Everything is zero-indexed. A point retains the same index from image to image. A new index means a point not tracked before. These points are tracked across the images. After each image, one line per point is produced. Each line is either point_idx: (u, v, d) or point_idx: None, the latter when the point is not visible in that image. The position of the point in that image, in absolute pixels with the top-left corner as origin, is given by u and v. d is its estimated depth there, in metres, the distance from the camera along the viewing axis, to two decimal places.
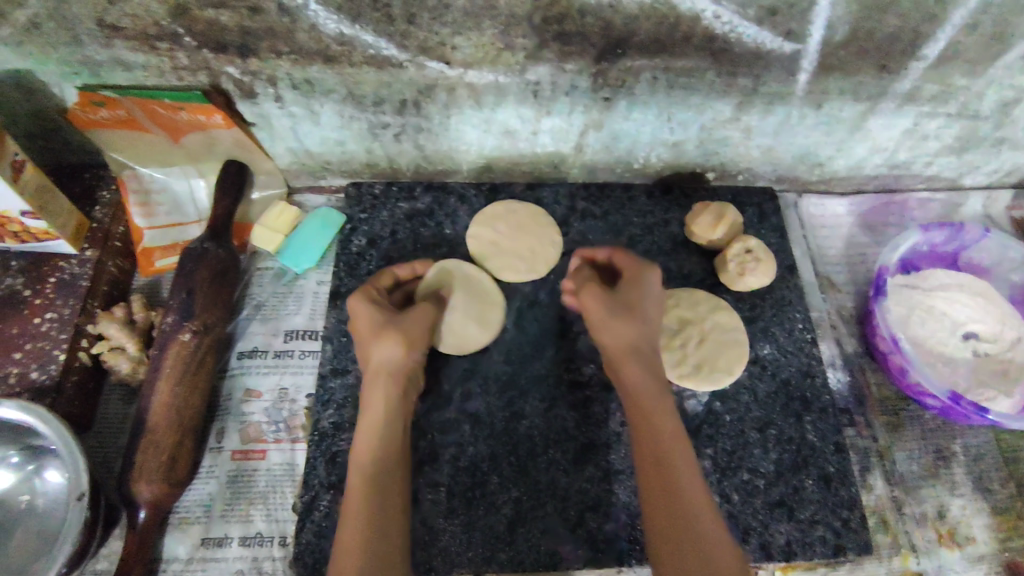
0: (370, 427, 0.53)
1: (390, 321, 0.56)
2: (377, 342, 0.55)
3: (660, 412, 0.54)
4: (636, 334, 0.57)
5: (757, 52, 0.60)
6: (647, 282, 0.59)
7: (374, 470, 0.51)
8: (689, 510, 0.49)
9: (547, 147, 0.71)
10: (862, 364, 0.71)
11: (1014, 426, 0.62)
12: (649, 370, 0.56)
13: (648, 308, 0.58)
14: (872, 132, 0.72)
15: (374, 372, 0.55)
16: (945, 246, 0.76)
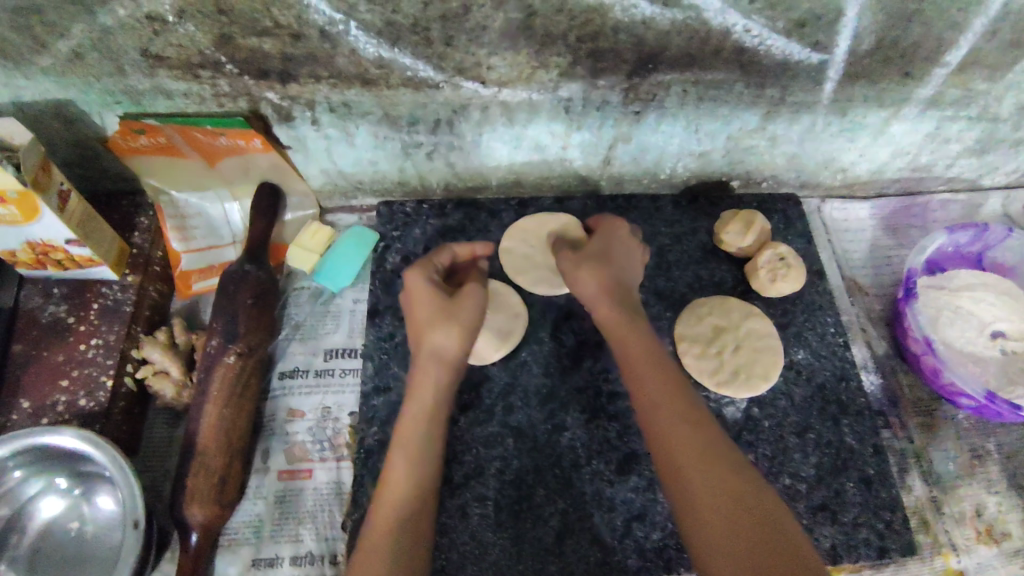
0: (409, 421, 0.54)
1: (452, 309, 0.57)
2: (437, 330, 0.56)
3: (668, 390, 0.52)
4: (606, 280, 0.58)
5: (785, 63, 0.62)
6: (615, 236, 0.63)
7: (409, 472, 0.51)
8: (721, 495, 0.46)
9: (576, 161, 0.73)
10: (893, 366, 0.72)
11: None
12: (638, 332, 0.56)
13: (615, 257, 0.61)
14: (895, 137, 0.73)
15: (427, 359, 0.56)
16: (969, 246, 0.77)
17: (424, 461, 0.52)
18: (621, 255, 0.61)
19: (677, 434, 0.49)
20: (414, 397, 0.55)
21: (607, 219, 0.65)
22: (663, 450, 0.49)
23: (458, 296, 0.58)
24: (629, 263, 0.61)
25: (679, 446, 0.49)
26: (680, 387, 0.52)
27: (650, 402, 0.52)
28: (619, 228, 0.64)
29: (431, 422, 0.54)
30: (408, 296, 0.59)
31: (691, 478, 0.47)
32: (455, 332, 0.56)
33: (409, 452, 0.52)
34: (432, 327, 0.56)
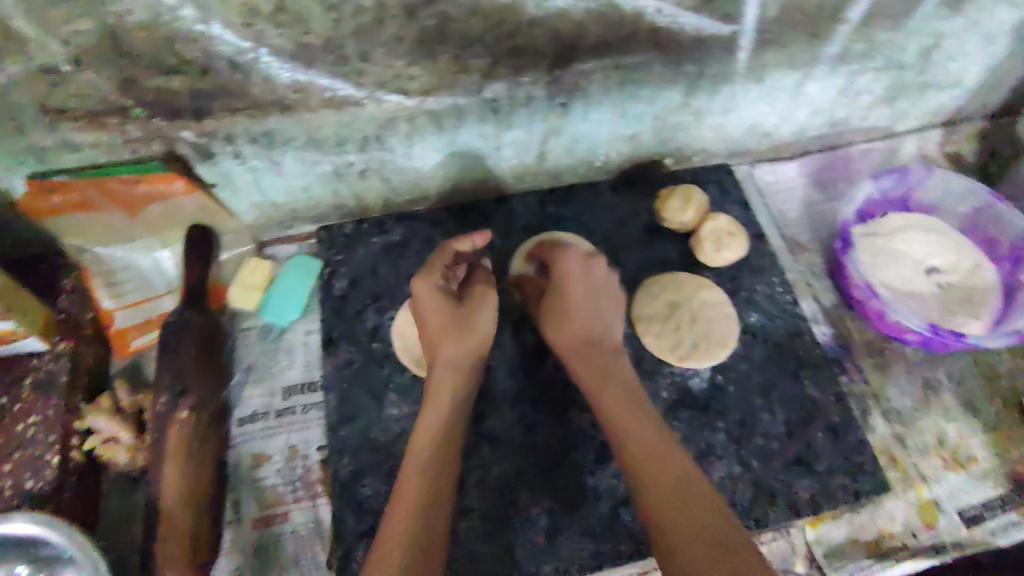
0: (426, 433, 0.55)
1: (464, 322, 0.58)
2: (450, 345, 0.57)
3: (646, 437, 0.54)
4: (574, 333, 0.60)
5: (699, 38, 0.63)
6: (569, 271, 0.61)
7: (426, 478, 0.52)
8: (702, 531, 0.48)
9: (511, 160, 0.72)
10: (842, 315, 0.75)
11: (992, 345, 0.66)
12: (612, 375, 0.58)
13: (577, 302, 0.60)
14: (811, 96, 0.76)
15: (444, 370, 0.57)
16: (895, 190, 0.80)
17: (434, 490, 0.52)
18: (582, 300, 0.60)
19: (662, 479, 0.51)
20: (429, 415, 0.56)
21: (558, 251, 0.62)
22: (649, 495, 0.51)
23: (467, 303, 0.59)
24: (592, 299, 0.61)
25: (661, 488, 0.51)
26: (659, 434, 0.54)
27: (629, 450, 0.54)
28: (573, 263, 0.61)
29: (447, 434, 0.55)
30: (418, 302, 0.60)
31: (678, 514, 0.49)
32: (468, 343, 0.58)
33: (428, 463, 0.53)
34: (449, 338, 0.57)
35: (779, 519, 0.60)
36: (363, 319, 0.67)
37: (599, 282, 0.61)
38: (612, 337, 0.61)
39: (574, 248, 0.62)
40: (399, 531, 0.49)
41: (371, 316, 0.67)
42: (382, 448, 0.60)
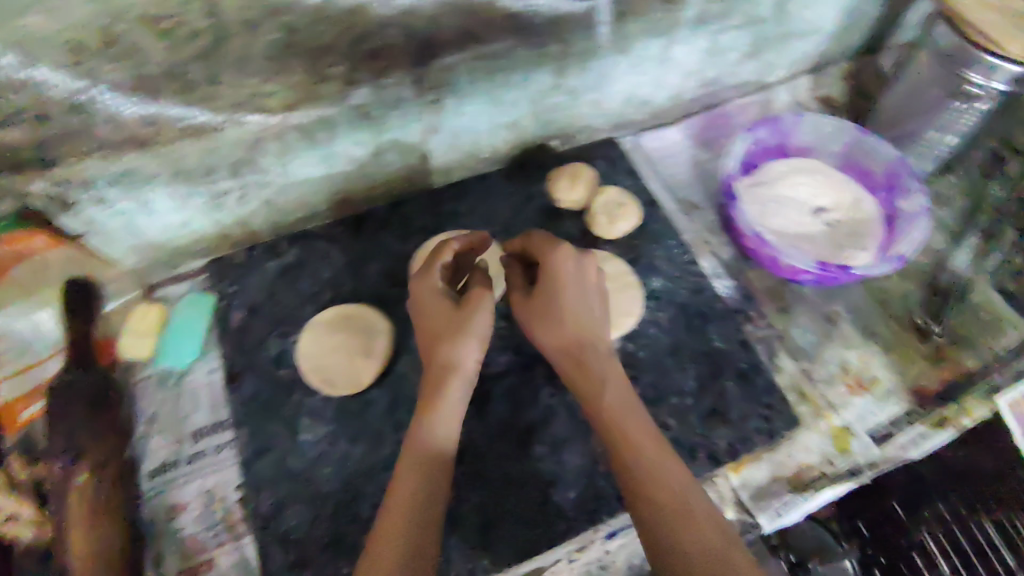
0: (432, 433, 0.51)
1: (464, 323, 0.55)
2: (450, 343, 0.54)
3: (652, 448, 0.51)
4: (565, 336, 0.57)
5: (556, 18, 0.64)
6: (565, 271, 0.58)
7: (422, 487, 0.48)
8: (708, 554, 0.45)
9: (395, 164, 0.72)
10: (742, 266, 0.77)
11: (876, 271, 0.70)
12: (608, 381, 0.55)
13: (570, 302, 0.58)
14: (680, 60, 0.78)
15: (437, 372, 0.54)
16: (771, 140, 0.84)
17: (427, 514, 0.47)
18: (575, 302, 0.58)
19: (661, 496, 0.48)
20: (433, 415, 0.52)
21: (547, 249, 0.59)
22: (649, 512, 0.48)
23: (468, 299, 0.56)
24: (583, 303, 0.58)
25: (663, 503, 0.48)
26: (661, 445, 0.52)
27: (631, 459, 0.51)
28: (566, 260, 0.58)
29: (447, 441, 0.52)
30: (419, 300, 0.57)
31: (687, 529, 0.46)
32: (469, 341, 0.54)
33: (427, 467, 0.50)
34: (453, 338, 0.54)
35: (702, 471, 0.62)
36: (266, 347, 0.65)
37: (589, 282, 0.59)
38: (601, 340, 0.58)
39: (566, 245, 0.59)
40: (391, 533, 0.45)
41: (275, 343, 0.65)
42: (301, 476, 0.59)
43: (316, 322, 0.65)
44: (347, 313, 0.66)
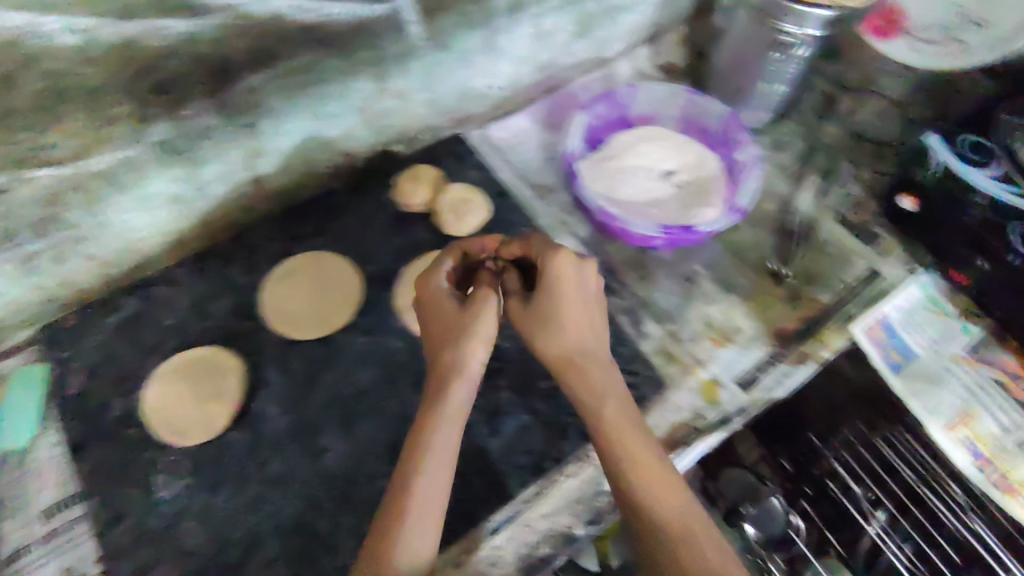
0: (435, 460, 0.52)
1: (470, 324, 0.56)
2: (455, 347, 0.56)
3: (654, 460, 0.55)
4: (566, 345, 0.58)
5: (358, 24, 0.62)
6: (569, 275, 0.58)
7: (427, 498, 0.51)
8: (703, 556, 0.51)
9: (226, 194, 0.69)
10: (599, 242, 0.80)
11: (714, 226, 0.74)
12: (614, 392, 0.57)
13: (572, 310, 0.58)
14: (507, 48, 0.78)
15: (444, 376, 0.55)
16: (612, 114, 0.87)
17: (434, 515, 0.51)
18: (577, 310, 0.58)
19: (664, 506, 0.53)
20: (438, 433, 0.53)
21: (546, 252, 0.59)
22: (653, 519, 0.53)
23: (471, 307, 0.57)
24: (586, 309, 0.58)
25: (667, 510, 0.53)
26: (663, 461, 0.56)
27: (639, 473, 0.55)
28: (566, 266, 0.58)
29: (449, 454, 0.53)
30: (426, 300, 0.59)
31: (689, 545, 0.52)
32: (473, 343, 0.56)
33: (431, 487, 0.52)
34: (459, 339, 0.56)
35: (575, 447, 0.64)
36: (112, 410, 0.63)
37: (592, 289, 0.59)
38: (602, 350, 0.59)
39: (568, 250, 0.58)
40: (395, 544, 0.49)
41: (120, 404, 0.63)
42: (162, 535, 0.57)
43: (160, 372, 0.64)
44: (191, 357, 0.65)
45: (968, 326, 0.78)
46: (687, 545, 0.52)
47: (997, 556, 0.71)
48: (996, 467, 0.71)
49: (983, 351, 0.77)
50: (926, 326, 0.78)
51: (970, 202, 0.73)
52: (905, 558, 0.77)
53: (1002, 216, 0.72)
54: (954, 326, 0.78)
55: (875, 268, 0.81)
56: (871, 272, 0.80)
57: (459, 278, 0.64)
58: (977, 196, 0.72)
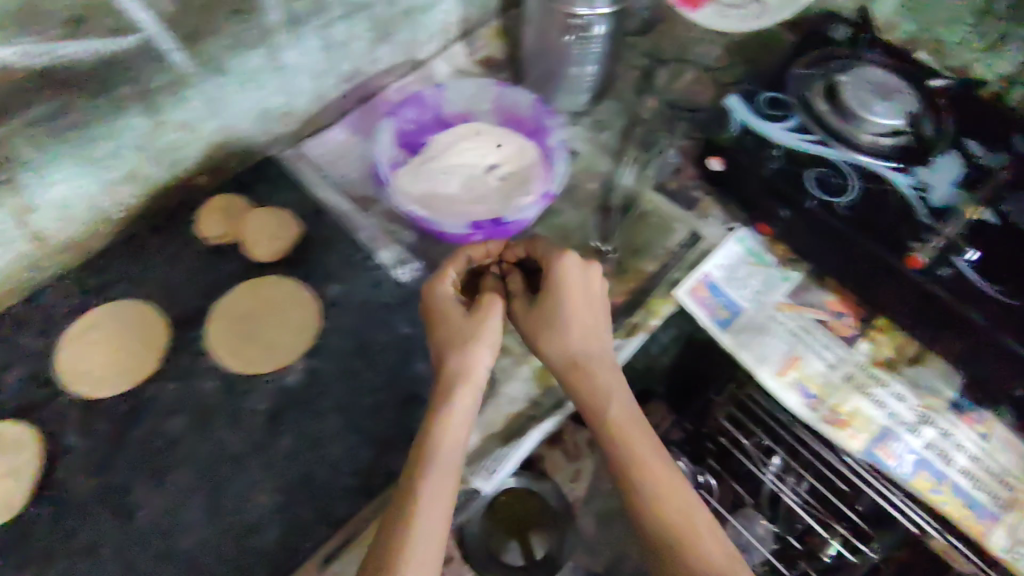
0: (437, 471, 0.58)
1: (477, 328, 0.65)
2: (461, 349, 0.64)
3: (650, 455, 0.64)
4: (571, 344, 0.67)
5: (106, 61, 0.60)
6: (571, 279, 0.68)
7: (431, 500, 0.57)
8: (700, 536, 0.60)
9: (5, 258, 0.65)
10: (425, 247, 0.80)
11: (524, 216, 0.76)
12: (610, 387, 0.66)
13: (577, 311, 0.67)
14: (298, 64, 0.76)
15: (456, 373, 0.63)
16: (425, 116, 0.87)
17: (439, 508, 0.57)
18: (581, 310, 0.67)
19: (669, 496, 0.62)
20: (442, 441, 0.60)
21: (553, 261, 0.69)
22: (661, 505, 0.62)
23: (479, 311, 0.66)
24: (590, 311, 0.68)
25: (671, 500, 0.62)
26: (665, 459, 0.64)
27: (646, 466, 0.63)
28: (572, 272, 0.68)
29: (453, 463, 0.59)
30: (433, 307, 0.67)
31: (685, 538, 0.60)
32: (479, 344, 0.64)
33: (436, 489, 0.57)
34: (466, 344, 0.64)
35: (406, 457, 0.63)
36: None
37: (597, 294, 0.69)
38: (603, 350, 0.68)
39: (574, 258, 0.69)
40: (409, 544, 0.55)
41: None
42: None
43: None
44: None
45: (788, 272, 0.83)
46: (684, 542, 0.60)
47: (890, 507, 0.76)
48: (827, 404, 0.75)
49: (802, 294, 0.82)
50: (750, 280, 0.82)
51: (767, 155, 0.80)
52: (799, 499, 0.86)
53: (794, 164, 0.79)
54: (775, 274, 0.82)
55: (695, 230, 0.84)
56: (692, 235, 0.84)
57: (465, 283, 0.74)
58: (774, 149, 0.80)
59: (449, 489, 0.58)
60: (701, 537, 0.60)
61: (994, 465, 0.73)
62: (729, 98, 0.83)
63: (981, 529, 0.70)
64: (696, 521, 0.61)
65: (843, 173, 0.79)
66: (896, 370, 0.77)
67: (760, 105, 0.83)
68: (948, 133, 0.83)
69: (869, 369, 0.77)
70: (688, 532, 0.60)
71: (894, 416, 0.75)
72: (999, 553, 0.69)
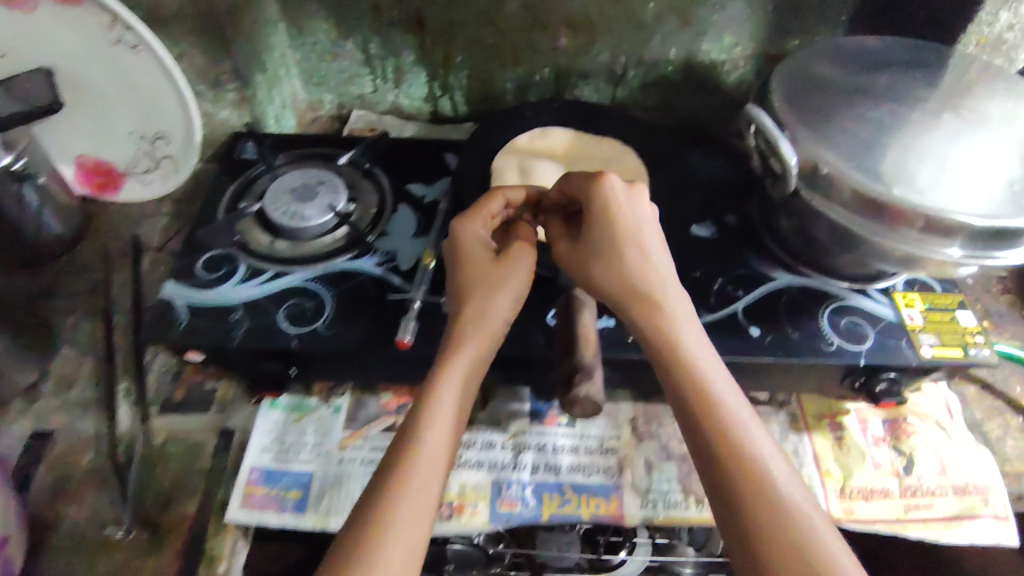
0: (435, 439, 0.58)
1: (502, 273, 0.68)
2: (485, 294, 0.66)
3: (712, 367, 0.60)
4: (624, 273, 0.64)
5: None
6: (613, 202, 0.67)
7: (429, 456, 0.56)
8: (757, 480, 0.53)
9: None
10: None
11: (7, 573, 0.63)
12: (664, 308, 0.63)
13: (627, 242, 0.66)
14: None
15: (473, 315, 0.65)
16: None
17: (429, 496, 0.55)
18: (631, 240, 0.66)
19: (724, 431, 0.56)
20: (445, 408, 0.60)
21: (605, 194, 0.67)
22: (713, 445, 0.55)
23: (495, 270, 0.68)
24: (642, 245, 0.66)
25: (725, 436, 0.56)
26: (727, 383, 0.59)
27: (703, 387, 0.58)
28: (619, 207, 0.67)
29: (452, 427, 0.59)
30: (461, 264, 0.69)
31: (742, 473, 0.54)
32: (496, 291, 0.67)
33: (432, 438, 0.57)
34: (490, 291, 0.67)
35: None
36: None
37: (643, 223, 0.67)
38: (660, 271, 0.65)
39: (623, 184, 0.68)
40: (378, 535, 0.51)
41: None
42: None
43: None
44: None
45: (335, 403, 0.78)
46: (733, 474, 0.54)
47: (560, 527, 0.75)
48: None
49: (359, 414, 0.78)
50: (301, 440, 0.75)
51: (232, 322, 0.74)
52: None
53: (259, 315, 0.75)
54: (324, 414, 0.77)
55: (223, 426, 0.76)
56: (223, 433, 0.76)
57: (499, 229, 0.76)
58: (233, 312, 0.75)
59: (453, 435, 0.59)
60: (754, 464, 0.54)
61: (592, 441, 0.78)
62: (163, 290, 0.77)
63: (613, 509, 0.72)
64: (753, 450, 0.55)
65: (312, 293, 0.77)
66: (475, 422, 0.78)
67: (197, 277, 0.78)
68: (384, 192, 0.87)
69: None
70: (743, 454, 0.55)
71: (494, 465, 0.75)
72: (638, 518, 0.72)
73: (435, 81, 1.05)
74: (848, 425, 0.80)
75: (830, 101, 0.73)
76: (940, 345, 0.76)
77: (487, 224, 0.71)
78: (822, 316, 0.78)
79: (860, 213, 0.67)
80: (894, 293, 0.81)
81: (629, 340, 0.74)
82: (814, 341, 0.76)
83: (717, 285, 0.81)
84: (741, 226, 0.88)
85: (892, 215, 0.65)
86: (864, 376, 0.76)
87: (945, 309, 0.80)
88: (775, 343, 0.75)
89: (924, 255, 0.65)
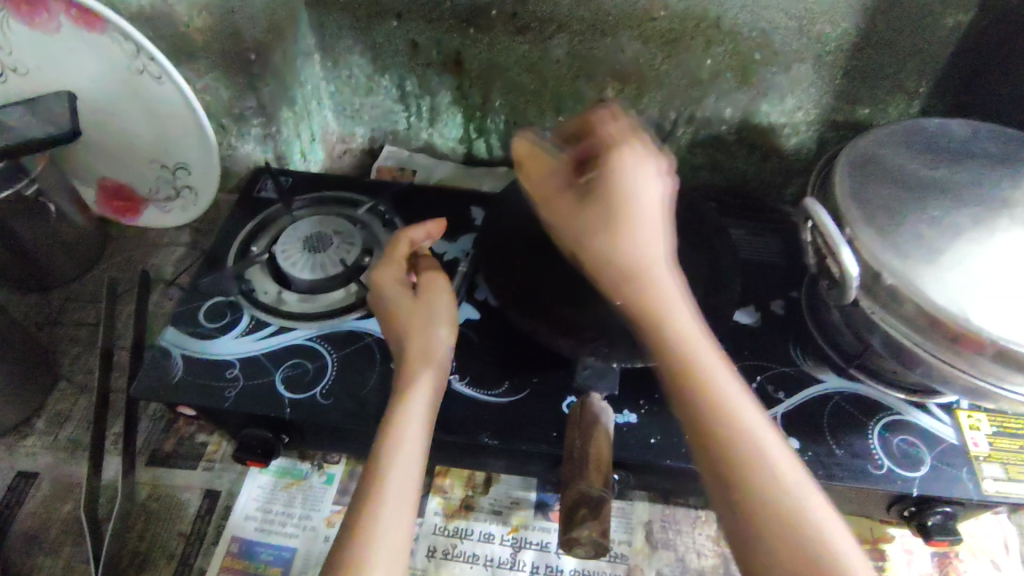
0: (397, 476, 0.49)
1: (427, 308, 0.62)
2: (415, 326, 0.60)
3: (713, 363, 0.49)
4: (632, 250, 0.53)
5: None
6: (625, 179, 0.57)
7: (404, 480, 0.49)
8: (791, 512, 0.43)
9: None
10: None
11: None
12: (664, 291, 0.52)
13: (636, 214, 0.55)
14: None
15: (415, 353, 0.59)
16: None
17: (399, 546, 0.46)
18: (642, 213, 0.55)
19: (744, 450, 0.45)
20: (403, 438, 0.52)
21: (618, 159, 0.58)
22: (725, 461, 0.45)
23: (423, 294, 0.63)
24: (651, 220, 0.55)
25: (750, 458, 0.45)
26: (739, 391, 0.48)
27: (709, 391, 0.48)
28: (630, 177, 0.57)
29: (415, 461, 0.51)
30: (388, 298, 0.63)
31: (772, 501, 0.43)
32: (428, 323, 0.61)
33: (407, 457, 0.51)
34: (417, 330, 0.60)
35: None
36: None
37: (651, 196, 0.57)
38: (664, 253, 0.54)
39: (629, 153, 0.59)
40: None
41: None
42: None
43: None
44: None
45: (329, 471, 0.74)
46: (763, 499, 0.44)
47: None
48: None
49: (351, 487, 0.73)
50: (288, 511, 0.70)
51: (228, 379, 0.69)
52: None
53: (255, 375, 0.69)
54: (315, 483, 0.73)
55: (208, 486, 0.72)
56: (208, 495, 0.72)
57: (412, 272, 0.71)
58: (230, 368, 0.70)
59: (414, 467, 0.51)
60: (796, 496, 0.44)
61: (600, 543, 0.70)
62: (162, 336, 0.73)
63: None
64: (786, 476, 0.44)
65: (315, 354, 0.72)
66: (473, 508, 0.72)
67: (197, 326, 0.74)
68: None
69: (448, 526, 0.71)
70: (775, 482, 0.44)
71: (490, 561, 0.69)
72: None
73: (471, 123, 1.00)
74: (890, 555, 0.71)
75: (896, 198, 0.65)
76: (1005, 480, 0.66)
77: (398, 266, 0.66)
78: (872, 432, 0.69)
79: (923, 333, 0.58)
80: (957, 410, 0.72)
81: (651, 442, 0.66)
82: (861, 462, 0.67)
83: (755, 384, 0.73)
84: (787, 318, 0.81)
85: (959, 340, 0.56)
86: (915, 505, 0.67)
87: (1016, 437, 0.70)
88: (817, 462, 0.67)
89: (992, 387, 0.57)
